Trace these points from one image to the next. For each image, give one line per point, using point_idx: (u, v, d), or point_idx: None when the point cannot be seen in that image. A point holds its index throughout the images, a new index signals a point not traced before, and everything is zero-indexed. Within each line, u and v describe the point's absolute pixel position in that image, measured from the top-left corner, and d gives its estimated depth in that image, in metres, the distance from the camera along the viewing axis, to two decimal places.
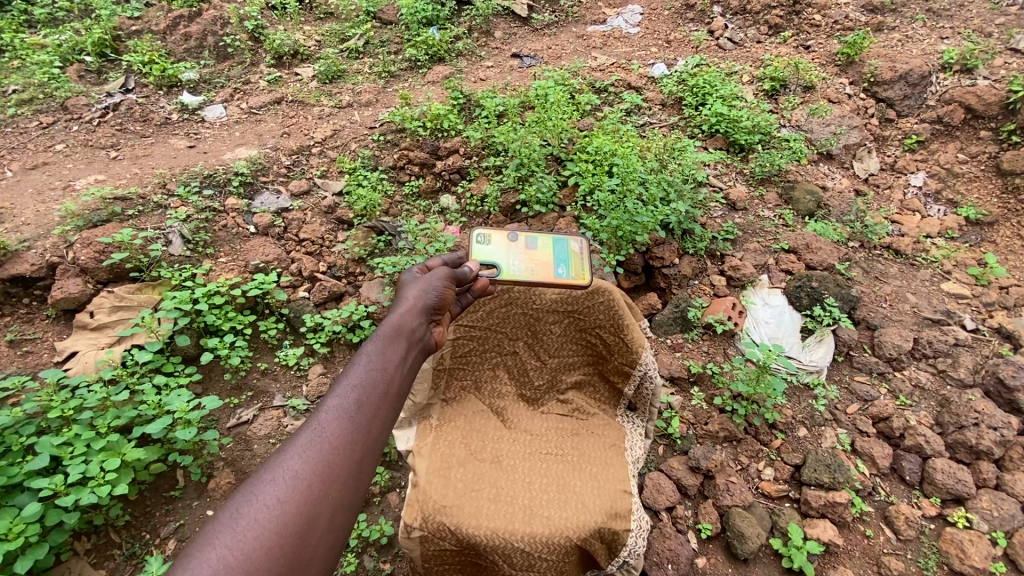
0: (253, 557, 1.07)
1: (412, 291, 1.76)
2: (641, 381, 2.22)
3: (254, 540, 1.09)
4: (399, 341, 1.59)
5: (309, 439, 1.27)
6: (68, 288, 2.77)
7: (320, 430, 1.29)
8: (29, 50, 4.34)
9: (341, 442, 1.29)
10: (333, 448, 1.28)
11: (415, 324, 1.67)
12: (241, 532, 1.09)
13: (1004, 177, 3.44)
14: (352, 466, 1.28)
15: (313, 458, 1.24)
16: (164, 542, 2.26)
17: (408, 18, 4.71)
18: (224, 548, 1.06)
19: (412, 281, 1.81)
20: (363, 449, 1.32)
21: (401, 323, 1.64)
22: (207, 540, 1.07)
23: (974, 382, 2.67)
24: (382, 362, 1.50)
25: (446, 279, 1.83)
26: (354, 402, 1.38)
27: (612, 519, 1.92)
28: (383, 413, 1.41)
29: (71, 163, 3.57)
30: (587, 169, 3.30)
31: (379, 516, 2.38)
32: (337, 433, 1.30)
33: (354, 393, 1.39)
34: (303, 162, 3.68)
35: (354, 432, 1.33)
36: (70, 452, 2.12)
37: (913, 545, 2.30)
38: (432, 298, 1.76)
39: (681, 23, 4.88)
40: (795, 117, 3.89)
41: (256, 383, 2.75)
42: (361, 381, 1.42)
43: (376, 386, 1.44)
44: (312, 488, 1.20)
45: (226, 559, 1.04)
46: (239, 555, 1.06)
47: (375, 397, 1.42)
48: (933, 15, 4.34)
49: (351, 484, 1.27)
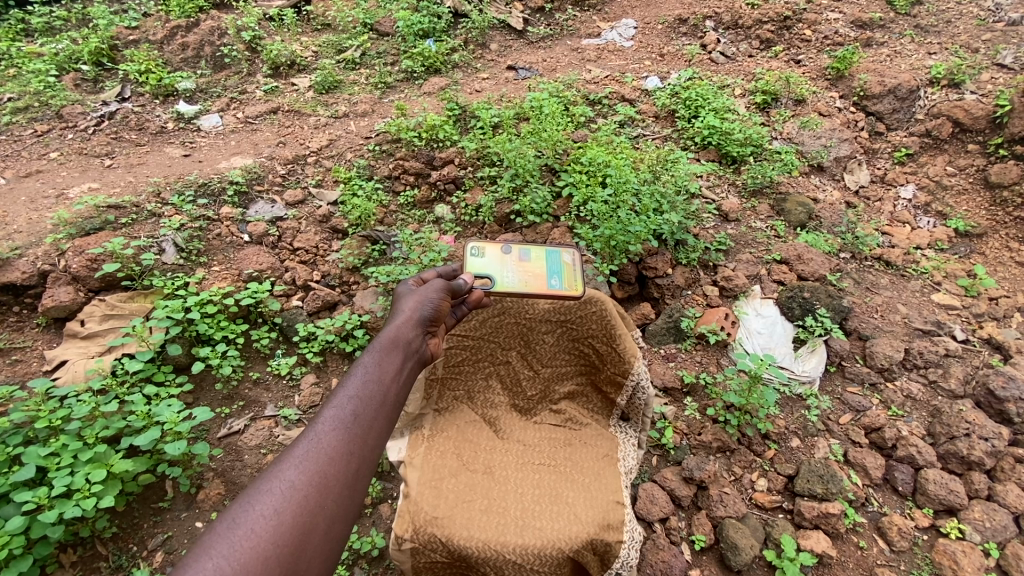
0: (249, 566, 1.06)
1: (408, 303, 1.76)
2: (634, 392, 2.22)
3: (250, 550, 1.08)
4: (396, 352, 1.60)
5: (306, 450, 1.27)
6: (58, 297, 2.75)
7: (317, 440, 1.29)
8: (25, 58, 4.35)
9: (337, 452, 1.29)
10: (330, 458, 1.27)
11: (411, 336, 1.68)
12: (238, 542, 1.08)
13: (991, 190, 3.50)
14: (348, 477, 1.28)
15: (309, 469, 1.23)
16: (151, 554, 2.22)
17: (404, 30, 4.76)
18: (221, 558, 1.05)
19: (408, 294, 1.82)
20: (360, 461, 1.32)
21: (397, 334, 1.64)
22: (203, 549, 1.06)
23: (964, 393, 2.69)
24: (379, 373, 1.50)
25: (442, 292, 1.83)
26: (351, 413, 1.38)
27: (605, 530, 1.90)
28: (379, 423, 1.41)
29: (65, 172, 3.56)
30: (580, 181, 3.34)
31: (370, 527, 2.35)
32: (335, 443, 1.30)
33: (350, 405, 1.39)
34: (298, 171, 3.69)
35: (351, 442, 1.32)
36: (57, 463, 2.09)
37: (906, 557, 2.30)
38: (428, 310, 1.77)
39: (674, 37, 4.95)
40: (786, 130, 3.94)
41: (247, 393, 2.73)
42: (357, 392, 1.42)
43: (372, 397, 1.44)
44: (309, 499, 1.20)
45: (224, 568, 1.03)
46: (235, 563, 1.05)
47: (372, 408, 1.42)
48: (921, 31, 4.44)
49: (346, 495, 1.26)
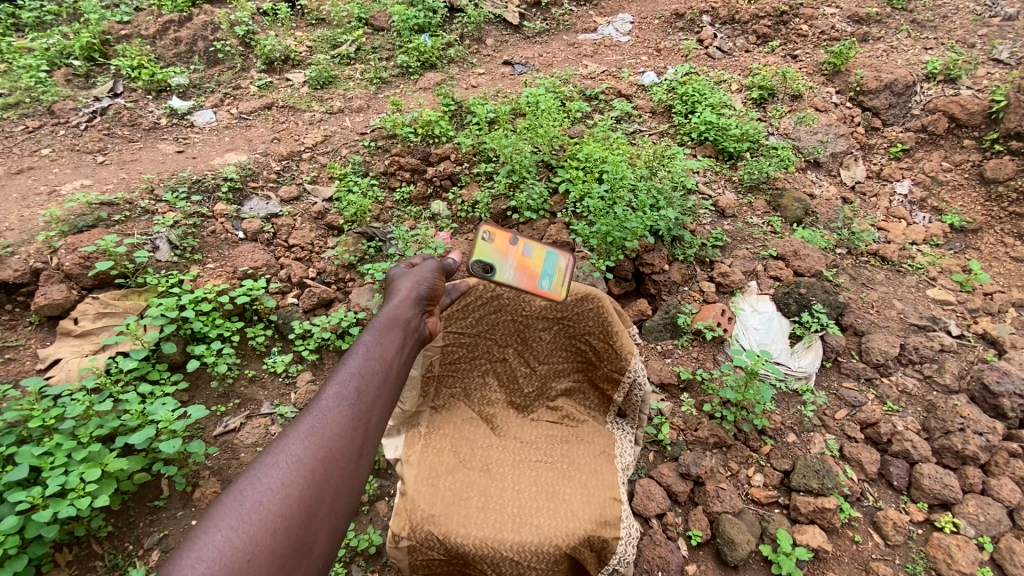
0: (258, 539, 1.07)
1: (406, 282, 1.75)
2: (630, 389, 2.20)
3: (258, 524, 1.09)
4: (397, 330, 1.59)
5: (310, 426, 1.27)
6: (51, 295, 2.73)
7: (321, 416, 1.29)
8: (16, 54, 4.29)
9: (342, 428, 1.29)
10: (334, 435, 1.28)
11: (409, 315, 1.67)
12: (246, 515, 1.09)
13: (987, 185, 3.51)
14: (353, 452, 1.29)
15: (314, 445, 1.24)
16: (147, 554, 2.22)
17: (399, 25, 4.72)
18: (229, 531, 1.06)
19: (405, 273, 1.81)
20: (364, 436, 1.32)
21: (396, 313, 1.63)
22: (211, 523, 1.07)
23: (959, 388, 2.70)
24: (380, 351, 1.50)
25: (437, 272, 1.83)
26: (354, 389, 1.37)
27: (601, 527, 1.91)
28: (382, 400, 1.42)
29: (56, 168, 3.52)
30: (577, 177, 3.34)
31: (367, 525, 2.35)
32: (339, 419, 1.30)
33: (352, 382, 1.39)
34: (293, 168, 3.66)
35: (355, 418, 1.33)
36: (51, 463, 2.08)
37: (901, 551, 2.31)
38: (425, 289, 1.75)
39: (671, 32, 4.93)
40: (783, 125, 3.93)
41: (243, 391, 2.72)
42: (359, 369, 1.42)
43: (374, 374, 1.44)
44: (314, 474, 1.20)
45: (232, 540, 1.04)
46: (243, 536, 1.06)
47: (374, 385, 1.42)
48: (917, 27, 4.44)
49: (351, 470, 1.27)
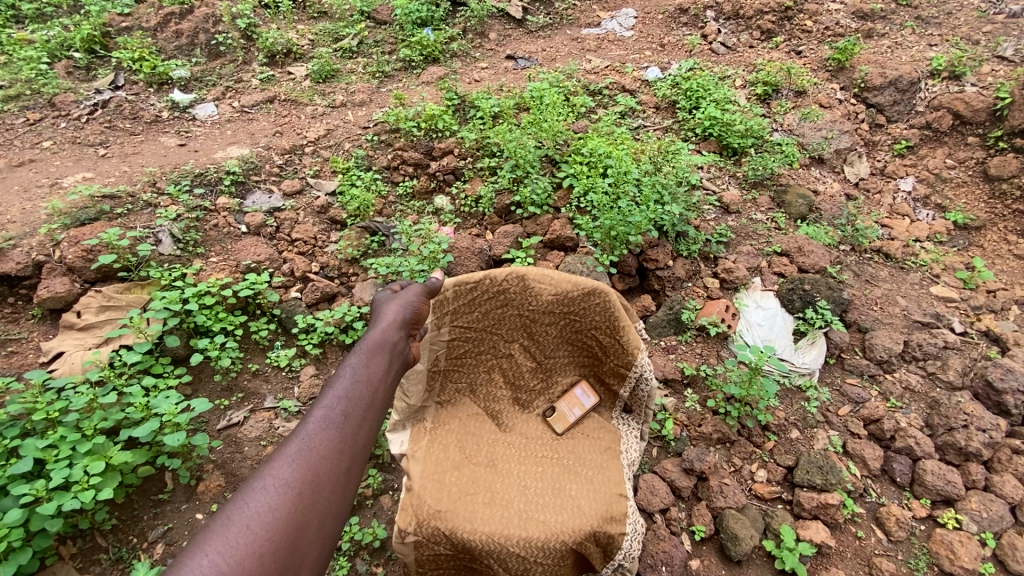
0: (247, 561, 1.12)
1: (390, 308, 1.89)
2: (636, 383, 2.17)
3: (247, 546, 1.14)
4: (381, 355, 1.71)
5: (297, 450, 1.35)
6: (53, 288, 2.72)
7: (308, 440, 1.38)
8: (16, 45, 4.25)
9: (329, 451, 1.38)
10: (321, 457, 1.36)
11: (395, 338, 1.79)
12: (235, 538, 1.14)
13: (991, 183, 3.51)
14: (339, 474, 1.37)
15: (301, 467, 1.32)
16: (152, 546, 2.22)
17: (402, 18, 4.69)
18: (218, 554, 1.11)
19: (389, 300, 1.94)
20: (350, 459, 1.41)
21: (382, 337, 1.76)
22: (199, 546, 1.12)
23: (962, 385, 2.70)
24: (366, 375, 1.60)
25: (419, 298, 1.98)
26: (341, 413, 1.47)
27: (607, 523, 1.92)
28: (368, 423, 1.51)
29: (58, 161, 3.51)
30: (581, 172, 3.33)
31: (371, 519, 2.35)
32: (325, 443, 1.39)
33: (339, 406, 1.48)
34: (296, 162, 3.64)
35: (341, 440, 1.42)
36: (54, 456, 2.08)
37: (903, 547, 2.31)
38: (409, 313, 1.90)
39: (675, 27, 4.92)
40: (787, 121, 3.92)
41: (246, 385, 2.72)
42: (345, 394, 1.52)
43: (360, 398, 1.54)
44: (302, 495, 1.28)
45: (219, 564, 1.09)
46: (230, 560, 1.11)
47: (360, 409, 1.52)
48: (922, 23, 4.43)
49: (336, 491, 1.35)
